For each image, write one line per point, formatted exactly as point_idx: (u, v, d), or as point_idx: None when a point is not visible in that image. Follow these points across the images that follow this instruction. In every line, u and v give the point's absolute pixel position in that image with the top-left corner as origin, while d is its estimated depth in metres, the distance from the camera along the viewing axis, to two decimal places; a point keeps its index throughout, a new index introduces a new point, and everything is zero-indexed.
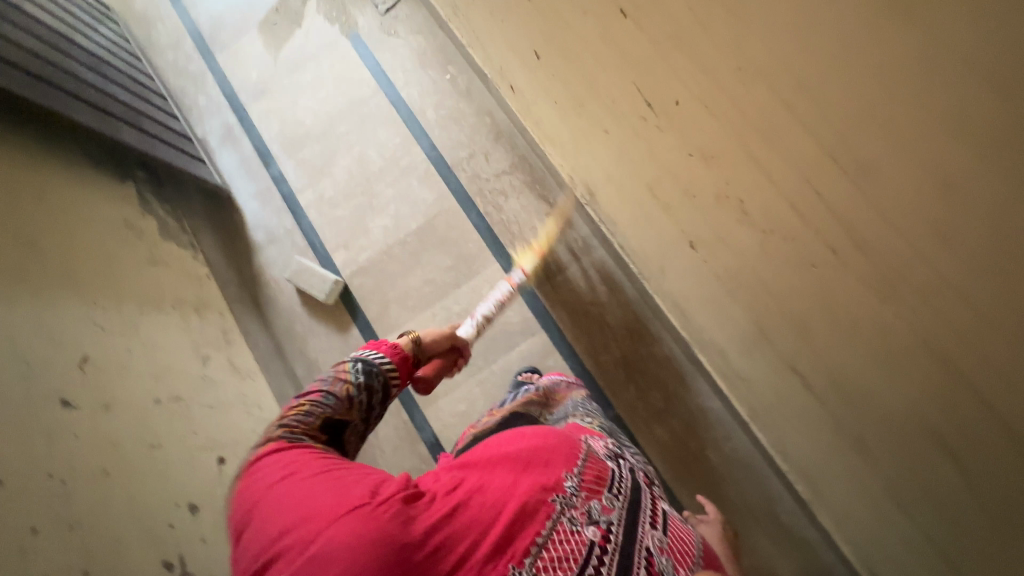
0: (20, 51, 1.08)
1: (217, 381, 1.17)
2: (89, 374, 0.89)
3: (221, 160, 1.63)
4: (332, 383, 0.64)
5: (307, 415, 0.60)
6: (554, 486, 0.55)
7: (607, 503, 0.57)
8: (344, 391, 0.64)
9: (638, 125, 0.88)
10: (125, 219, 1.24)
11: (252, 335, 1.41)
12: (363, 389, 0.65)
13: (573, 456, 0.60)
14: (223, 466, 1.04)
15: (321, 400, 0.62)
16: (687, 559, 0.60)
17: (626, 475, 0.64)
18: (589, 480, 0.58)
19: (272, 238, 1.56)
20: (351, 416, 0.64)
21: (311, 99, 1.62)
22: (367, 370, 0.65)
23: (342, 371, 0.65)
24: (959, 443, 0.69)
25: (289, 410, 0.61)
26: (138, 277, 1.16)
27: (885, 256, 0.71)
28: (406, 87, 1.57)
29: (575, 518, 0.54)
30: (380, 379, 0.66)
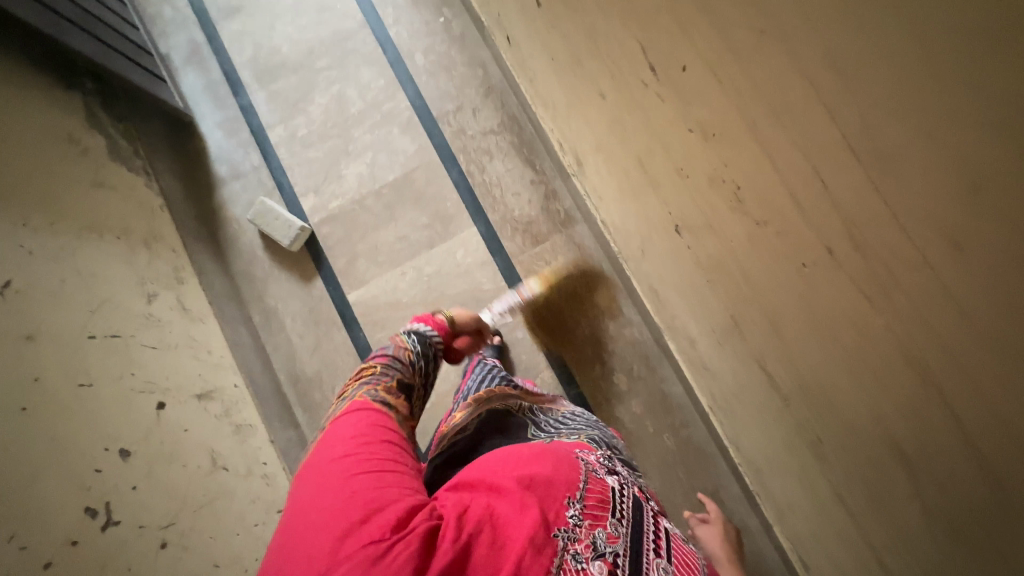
0: None
1: (162, 320, 1.10)
2: (11, 300, 0.81)
3: (185, 82, 1.49)
4: (395, 351, 0.91)
5: (384, 374, 0.86)
6: (558, 518, 0.58)
7: (611, 531, 0.60)
8: (407, 355, 0.92)
9: (637, 91, 0.85)
10: (67, 132, 1.11)
11: (207, 275, 1.33)
12: (420, 352, 0.95)
13: (573, 481, 0.63)
14: (162, 411, 0.98)
15: (391, 365, 0.89)
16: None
17: (627, 496, 0.67)
18: (591, 507, 0.61)
19: (237, 173, 1.45)
20: (412, 375, 0.91)
21: (289, 25, 1.49)
22: (422, 337, 0.97)
23: (405, 342, 0.95)
24: (913, 449, 0.70)
25: (365, 374, 0.86)
26: (79, 199, 1.05)
27: (874, 249, 0.67)
28: (395, 25, 1.45)
29: (580, 553, 0.56)
30: (428, 342, 0.97)
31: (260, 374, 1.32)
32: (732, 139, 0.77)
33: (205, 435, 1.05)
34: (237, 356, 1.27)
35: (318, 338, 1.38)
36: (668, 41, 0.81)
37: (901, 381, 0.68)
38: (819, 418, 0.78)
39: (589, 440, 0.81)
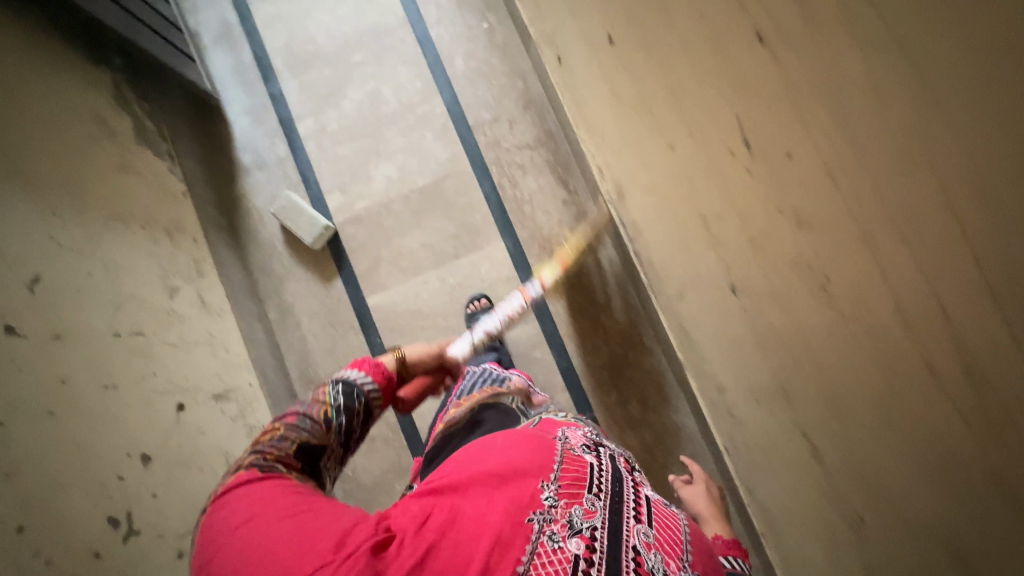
0: None
1: (183, 316, 1.07)
2: (40, 296, 0.78)
3: (212, 63, 1.44)
4: (308, 407, 0.65)
5: (282, 441, 0.61)
6: (528, 500, 0.56)
7: (589, 506, 0.57)
8: (322, 412, 0.65)
9: (727, 159, 0.82)
10: (96, 112, 1.07)
11: (226, 267, 1.30)
12: (342, 411, 0.66)
13: (548, 464, 0.61)
14: (182, 414, 0.96)
15: (298, 426, 0.63)
16: (675, 549, 0.59)
17: (605, 468, 0.64)
18: (567, 486, 0.58)
19: (261, 163, 1.41)
20: (328, 441, 0.64)
21: (327, 14, 1.44)
22: (348, 390, 0.67)
23: (323, 395, 0.66)
24: (964, 542, 0.73)
25: (262, 435, 0.61)
26: (106, 186, 1.01)
27: (990, 372, 0.71)
28: (437, 26, 1.42)
29: (555, 533, 0.54)
30: (362, 400, 0.68)
31: (273, 372, 1.30)
32: (833, 229, 0.78)
33: (220, 437, 1.03)
34: (252, 353, 1.25)
35: (334, 340, 1.36)
36: (772, 126, 0.80)
37: (963, 471, 0.73)
38: (861, 493, 0.78)
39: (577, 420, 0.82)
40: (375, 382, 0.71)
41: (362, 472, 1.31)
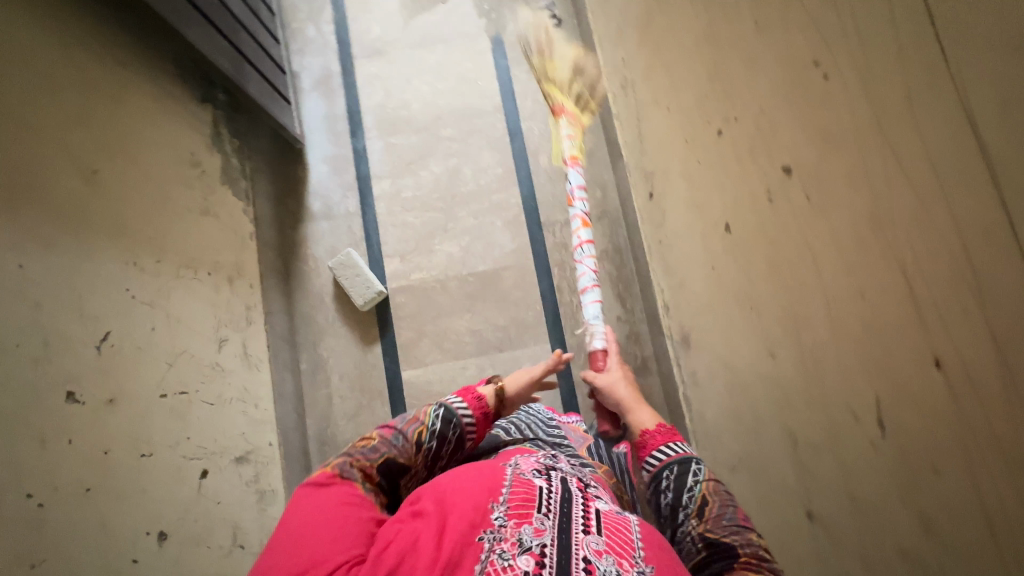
0: None
1: (226, 370, 1.05)
2: (105, 357, 0.76)
3: (305, 106, 1.46)
4: (407, 423, 0.73)
5: (373, 451, 0.68)
6: (478, 519, 0.52)
7: (539, 524, 0.53)
8: (417, 433, 0.73)
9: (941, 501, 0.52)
10: (192, 153, 1.07)
11: (273, 314, 1.27)
12: (436, 435, 0.73)
13: (497, 486, 0.57)
14: (204, 481, 0.92)
15: (391, 439, 0.71)
16: (629, 551, 0.52)
17: (556, 486, 0.59)
18: (517, 507, 0.54)
19: (329, 213, 1.41)
20: (414, 460, 0.71)
21: (426, 85, 1.46)
22: (447, 414, 0.76)
23: (424, 414, 0.75)
24: None
25: (359, 441, 0.70)
26: (185, 230, 1.00)
27: None
28: (530, 119, 1.44)
29: (506, 551, 0.50)
30: (456, 427, 0.76)
31: (293, 429, 1.26)
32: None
33: (231, 506, 0.98)
34: (279, 408, 1.21)
35: (360, 407, 1.33)
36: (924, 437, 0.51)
37: None
38: None
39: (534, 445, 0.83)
40: (470, 412, 0.79)
41: None
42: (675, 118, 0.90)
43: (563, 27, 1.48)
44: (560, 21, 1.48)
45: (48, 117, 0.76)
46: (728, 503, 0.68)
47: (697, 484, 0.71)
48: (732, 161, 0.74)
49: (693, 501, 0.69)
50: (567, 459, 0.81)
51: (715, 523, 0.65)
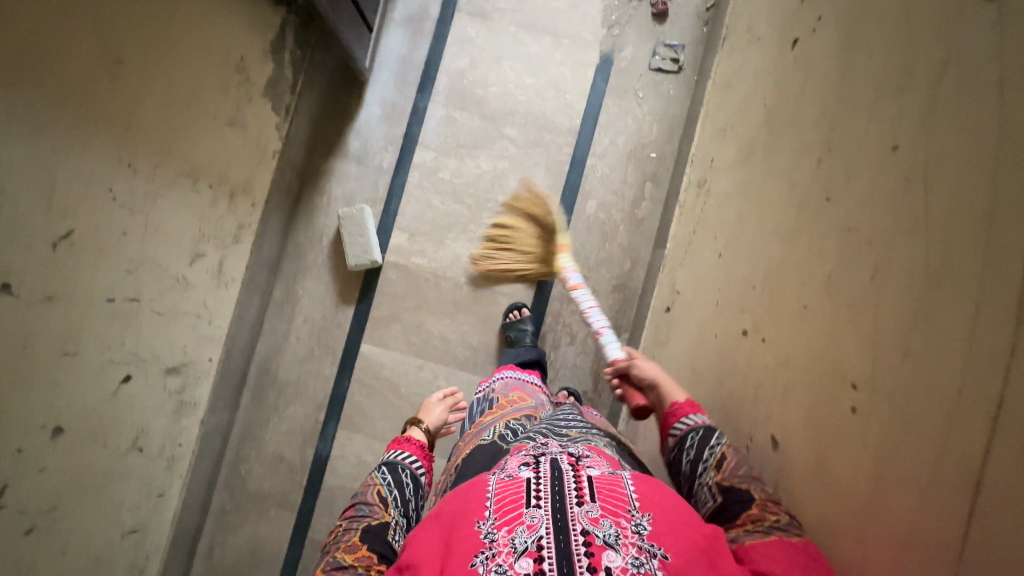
0: None
1: (190, 285, 1.04)
2: (60, 254, 0.74)
3: (387, 38, 1.35)
4: (362, 494, 0.79)
5: (348, 531, 0.72)
6: (469, 549, 0.54)
7: (530, 521, 0.55)
8: (376, 493, 0.79)
9: None
10: (240, 58, 1.00)
11: (265, 238, 1.25)
12: (392, 485, 0.81)
13: (479, 503, 0.58)
14: (124, 385, 0.93)
15: (359, 514, 0.75)
16: (623, 509, 0.56)
17: (544, 471, 0.61)
18: (504, 516, 0.56)
19: (362, 159, 1.34)
20: (389, 515, 0.76)
21: (514, 72, 1.35)
22: (390, 466, 0.85)
23: (373, 479, 0.82)
24: None
25: (328, 536, 0.74)
26: (200, 138, 0.95)
27: None
28: (599, 158, 1.33)
29: (502, 564, 0.52)
30: (408, 473, 0.85)
31: (239, 350, 1.27)
32: None
33: (145, 412, 1.01)
34: (233, 329, 1.21)
35: (310, 355, 1.34)
36: None
37: None
38: None
39: (528, 438, 0.79)
40: (414, 456, 0.88)
41: (253, 480, 1.32)
42: (723, 271, 0.81)
43: (679, 76, 1.33)
44: (680, 69, 1.33)
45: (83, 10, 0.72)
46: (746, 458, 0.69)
47: (717, 444, 0.70)
48: (756, 375, 0.70)
49: (711, 456, 0.70)
50: (556, 442, 0.76)
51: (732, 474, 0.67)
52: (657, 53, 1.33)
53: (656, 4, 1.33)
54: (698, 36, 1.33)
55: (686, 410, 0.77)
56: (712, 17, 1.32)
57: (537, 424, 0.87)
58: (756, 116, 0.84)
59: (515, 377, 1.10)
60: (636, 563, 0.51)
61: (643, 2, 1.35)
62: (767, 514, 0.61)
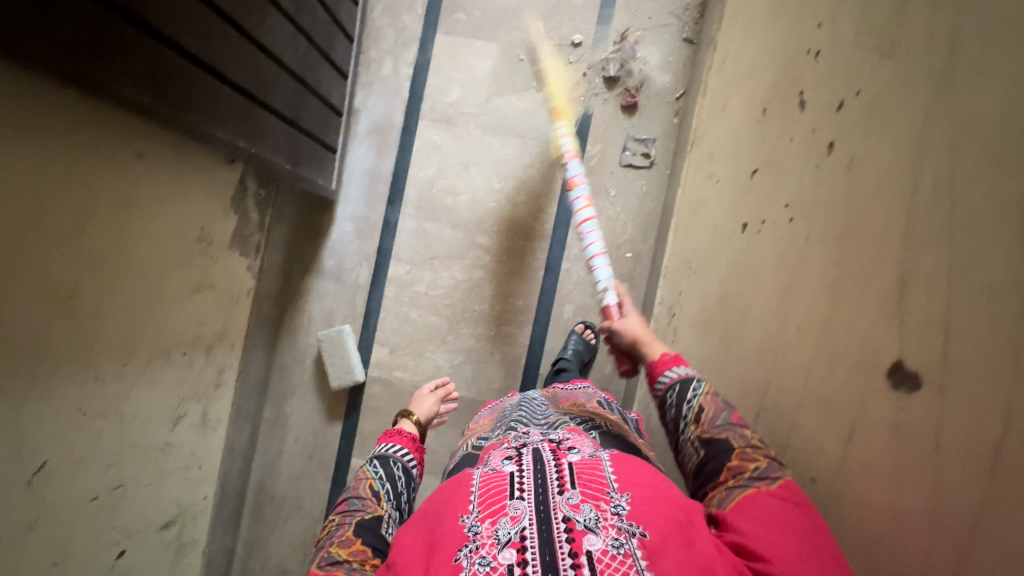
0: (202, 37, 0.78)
1: (175, 446, 1.07)
2: (36, 487, 0.77)
3: (353, 151, 1.35)
4: (354, 490, 0.74)
5: (341, 526, 0.67)
6: (452, 545, 0.51)
7: (514, 512, 0.52)
8: (369, 488, 0.74)
9: None
10: (201, 229, 1.02)
11: (249, 369, 1.28)
12: (383, 479, 0.76)
13: (464, 498, 0.56)
14: (120, 560, 0.97)
15: (351, 508, 0.71)
16: (603, 492, 0.53)
17: (527, 464, 0.58)
18: (487, 508, 0.53)
19: (338, 276, 1.35)
20: (382, 509, 0.72)
21: (483, 177, 1.33)
22: (381, 459, 0.80)
23: (365, 474, 0.77)
24: None
25: (321, 532, 0.69)
26: (166, 317, 0.97)
27: None
28: (573, 261, 1.31)
29: (485, 556, 0.48)
30: (399, 466, 0.80)
31: (235, 475, 1.31)
32: None
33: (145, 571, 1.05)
34: (225, 461, 1.25)
35: (304, 471, 1.37)
36: None
37: None
38: None
39: (507, 430, 0.78)
40: (405, 447, 0.83)
41: None
42: None
43: (651, 171, 1.30)
44: (652, 163, 1.29)
45: (26, 287, 0.68)
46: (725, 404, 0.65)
47: (695, 396, 0.66)
48: None
49: (690, 410, 0.66)
50: (537, 431, 0.75)
51: (712, 426, 0.64)
52: (627, 148, 1.30)
53: (625, 96, 1.30)
54: (668, 128, 1.29)
55: (669, 364, 0.72)
56: (683, 108, 1.28)
57: (510, 417, 0.85)
58: (712, 284, 0.82)
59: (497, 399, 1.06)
60: (616, 544, 0.48)
61: (611, 95, 1.31)
62: (746, 464, 0.59)
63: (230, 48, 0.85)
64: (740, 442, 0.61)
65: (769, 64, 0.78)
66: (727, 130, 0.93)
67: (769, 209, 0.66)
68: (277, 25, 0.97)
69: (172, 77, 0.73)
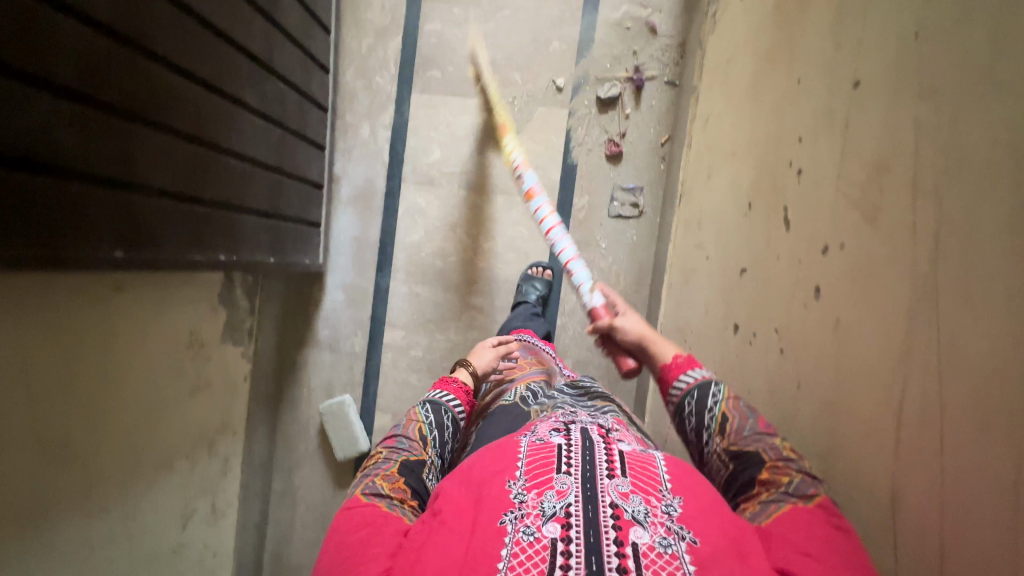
0: (166, 169, 0.77)
1: (188, 543, 1.07)
2: None
3: (337, 220, 1.33)
4: (402, 428, 0.69)
5: (387, 461, 0.62)
6: (497, 506, 0.47)
7: (561, 488, 0.48)
8: (417, 431, 0.68)
9: None
10: (191, 333, 1.01)
11: (254, 448, 1.28)
12: (432, 426, 0.70)
13: (511, 464, 0.52)
14: None
15: (398, 446, 0.66)
16: (654, 487, 0.49)
17: (576, 441, 0.56)
18: (535, 481, 0.49)
19: (334, 346, 1.35)
20: (426, 455, 0.66)
21: (471, 237, 1.31)
22: (433, 404, 0.74)
23: (415, 416, 0.71)
24: None
25: (367, 460, 0.64)
26: (165, 427, 0.96)
27: None
28: (568, 316, 1.30)
29: (530, 525, 0.45)
30: (450, 416, 0.74)
31: (251, 551, 1.32)
32: None
33: None
34: (239, 542, 1.26)
35: (318, 538, 1.39)
36: None
37: None
38: None
39: (553, 404, 0.76)
40: (457, 397, 0.77)
41: None
42: None
43: (641, 220, 1.27)
44: (642, 211, 1.27)
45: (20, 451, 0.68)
46: (748, 411, 0.60)
47: (718, 403, 0.60)
48: None
49: (713, 420, 0.59)
50: (583, 411, 0.73)
51: (739, 437, 0.57)
52: (615, 199, 1.28)
53: (609, 145, 1.27)
54: (655, 175, 1.27)
55: (683, 366, 0.66)
56: (669, 153, 1.25)
57: (549, 395, 0.83)
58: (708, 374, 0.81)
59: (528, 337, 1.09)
60: (665, 543, 0.43)
61: (596, 145, 1.28)
62: (779, 478, 0.52)
63: (197, 168, 0.83)
64: (771, 453, 0.54)
65: (752, 150, 0.76)
66: (714, 202, 0.91)
67: (759, 324, 0.65)
68: (245, 125, 0.94)
69: (144, 218, 0.73)
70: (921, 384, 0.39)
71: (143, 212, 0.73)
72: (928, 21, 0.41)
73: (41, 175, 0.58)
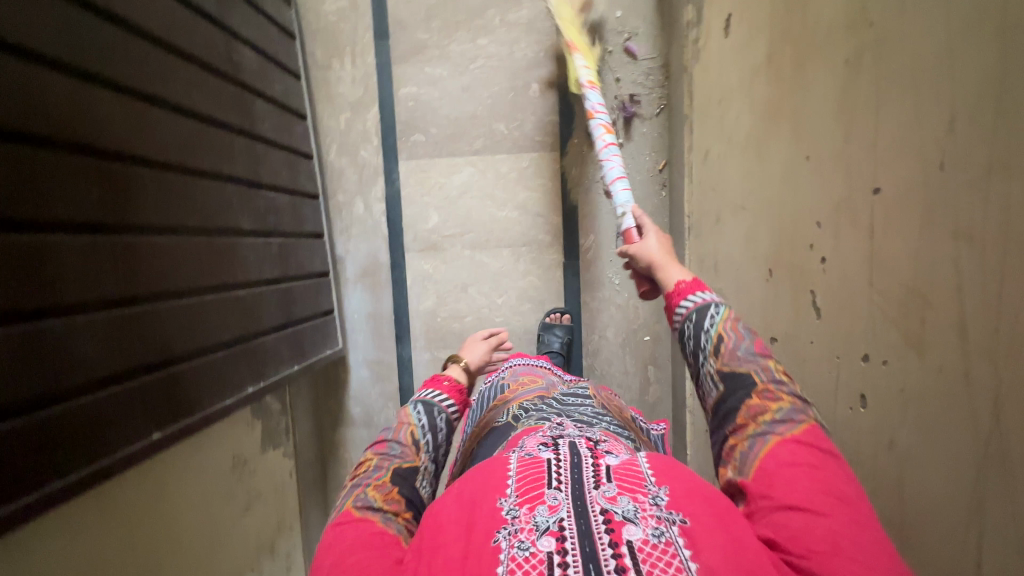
0: (189, 330, 0.78)
1: None
2: None
3: (349, 299, 1.33)
4: (394, 432, 0.61)
5: (378, 469, 0.55)
6: (489, 525, 0.41)
7: (553, 501, 0.42)
8: (410, 435, 0.60)
9: None
10: (233, 455, 1.02)
11: (312, 535, 1.31)
12: (427, 430, 0.61)
13: (500, 478, 0.46)
14: None
15: (390, 451, 0.58)
16: (642, 487, 0.44)
17: (565, 453, 0.49)
18: (526, 491, 0.44)
19: (368, 421, 1.36)
20: (421, 460, 0.59)
21: (484, 294, 1.30)
22: (427, 404, 0.65)
23: (406, 417, 0.62)
24: None
25: (355, 468, 0.56)
26: (227, 551, 0.99)
27: None
28: (593, 356, 1.30)
29: (524, 540, 0.39)
30: (445, 418, 0.65)
31: None
32: None
33: None
34: None
35: None
36: None
37: None
38: None
39: (538, 418, 0.68)
40: (450, 396, 0.67)
41: None
42: None
43: None
44: None
45: None
46: (746, 331, 0.53)
47: (715, 322, 0.53)
48: None
49: (708, 339, 0.53)
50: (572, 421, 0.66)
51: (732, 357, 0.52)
52: None
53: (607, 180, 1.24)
54: (658, 202, 1.24)
55: (685, 291, 0.58)
56: (669, 178, 1.22)
57: (542, 406, 0.75)
58: None
59: (523, 360, 1.03)
60: (657, 533, 0.39)
61: (593, 182, 1.25)
62: (768, 404, 0.47)
63: (212, 314, 0.83)
64: (763, 376, 0.49)
65: (763, 210, 0.74)
66: (728, 248, 0.89)
67: None
68: (247, 249, 0.93)
69: (176, 385, 0.75)
70: (998, 533, 0.39)
71: (174, 381, 0.74)
72: (954, 153, 0.40)
73: (73, 399, 0.60)
